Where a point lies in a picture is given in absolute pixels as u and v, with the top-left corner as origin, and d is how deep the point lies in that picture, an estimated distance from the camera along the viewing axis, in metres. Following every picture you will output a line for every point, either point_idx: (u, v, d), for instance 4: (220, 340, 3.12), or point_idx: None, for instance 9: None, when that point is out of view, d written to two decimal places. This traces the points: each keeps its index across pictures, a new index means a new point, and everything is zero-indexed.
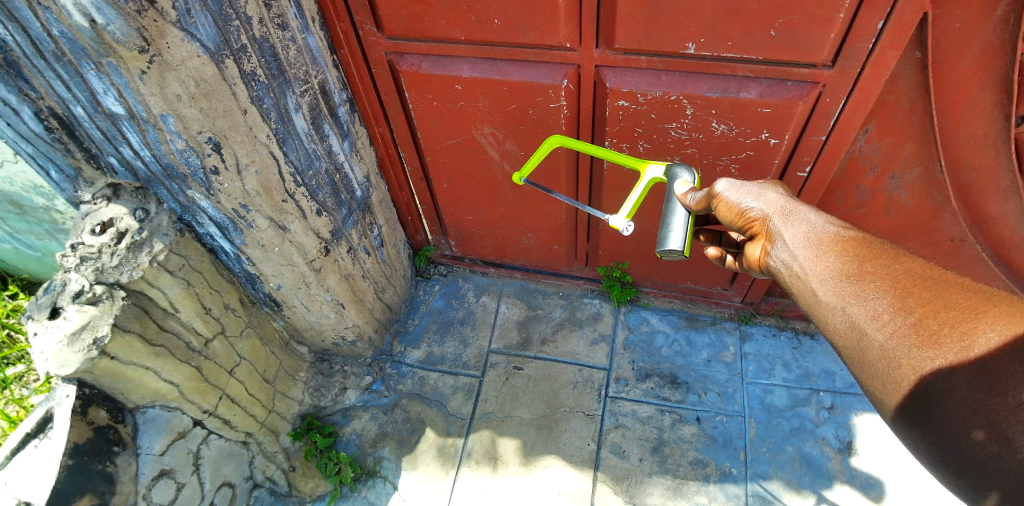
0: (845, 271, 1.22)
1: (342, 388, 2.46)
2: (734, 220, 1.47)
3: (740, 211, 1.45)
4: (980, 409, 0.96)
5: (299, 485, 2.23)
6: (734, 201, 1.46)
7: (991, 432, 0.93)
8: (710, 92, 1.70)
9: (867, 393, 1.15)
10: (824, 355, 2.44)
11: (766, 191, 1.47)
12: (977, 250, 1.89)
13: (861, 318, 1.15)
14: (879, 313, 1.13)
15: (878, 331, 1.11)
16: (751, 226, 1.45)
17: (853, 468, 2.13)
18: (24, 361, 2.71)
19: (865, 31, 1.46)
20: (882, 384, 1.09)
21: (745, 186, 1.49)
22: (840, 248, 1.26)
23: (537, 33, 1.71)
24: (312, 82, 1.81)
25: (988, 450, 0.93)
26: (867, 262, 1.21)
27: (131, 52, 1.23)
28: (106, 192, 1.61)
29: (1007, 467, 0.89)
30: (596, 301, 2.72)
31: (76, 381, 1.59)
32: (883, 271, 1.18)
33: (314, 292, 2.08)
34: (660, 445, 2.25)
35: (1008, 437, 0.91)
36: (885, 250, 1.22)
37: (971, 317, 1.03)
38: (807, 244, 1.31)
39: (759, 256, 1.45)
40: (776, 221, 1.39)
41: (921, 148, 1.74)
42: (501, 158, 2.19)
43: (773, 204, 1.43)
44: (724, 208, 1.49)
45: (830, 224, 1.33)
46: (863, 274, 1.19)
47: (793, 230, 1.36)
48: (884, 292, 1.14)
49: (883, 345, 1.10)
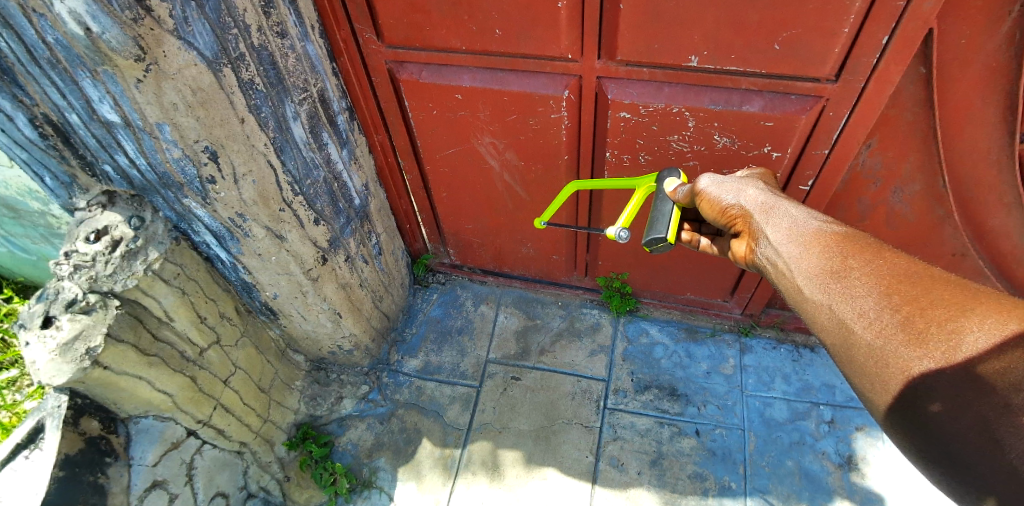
0: (829, 267, 1.20)
1: (338, 397, 2.43)
2: (717, 217, 1.48)
3: (723, 207, 1.46)
4: (969, 409, 1.00)
5: (293, 495, 2.20)
6: (715, 197, 1.48)
7: (981, 433, 0.99)
8: (712, 104, 1.68)
9: (857, 391, 1.14)
10: (824, 368, 2.42)
11: (747, 187, 1.47)
12: (980, 265, 1.87)
13: (847, 316, 1.13)
14: (865, 310, 1.11)
15: (864, 329, 1.10)
16: (734, 222, 1.45)
17: (853, 484, 2.11)
18: (17, 366, 2.68)
19: (869, 46, 1.45)
20: (873, 395, 1.09)
21: (726, 183, 1.50)
22: (824, 243, 1.25)
23: (538, 43, 1.69)
24: (311, 90, 1.80)
25: (982, 451, 0.99)
26: (852, 257, 1.19)
27: (127, 60, 1.22)
28: (100, 199, 1.58)
29: (999, 467, 0.97)
30: (594, 312, 2.70)
31: (68, 392, 1.56)
32: (867, 267, 1.16)
33: (311, 301, 2.06)
34: (659, 458, 2.23)
35: (996, 437, 0.97)
36: (869, 246, 1.21)
37: (958, 315, 1.01)
38: (791, 240, 1.30)
39: (744, 252, 1.45)
40: (758, 218, 1.39)
41: (923, 163, 1.72)
42: (501, 167, 2.17)
43: (754, 200, 1.43)
44: (706, 205, 1.50)
45: (814, 220, 1.32)
46: (848, 270, 1.17)
47: (774, 226, 1.35)
48: (869, 289, 1.12)
49: (871, 343, 1.08)
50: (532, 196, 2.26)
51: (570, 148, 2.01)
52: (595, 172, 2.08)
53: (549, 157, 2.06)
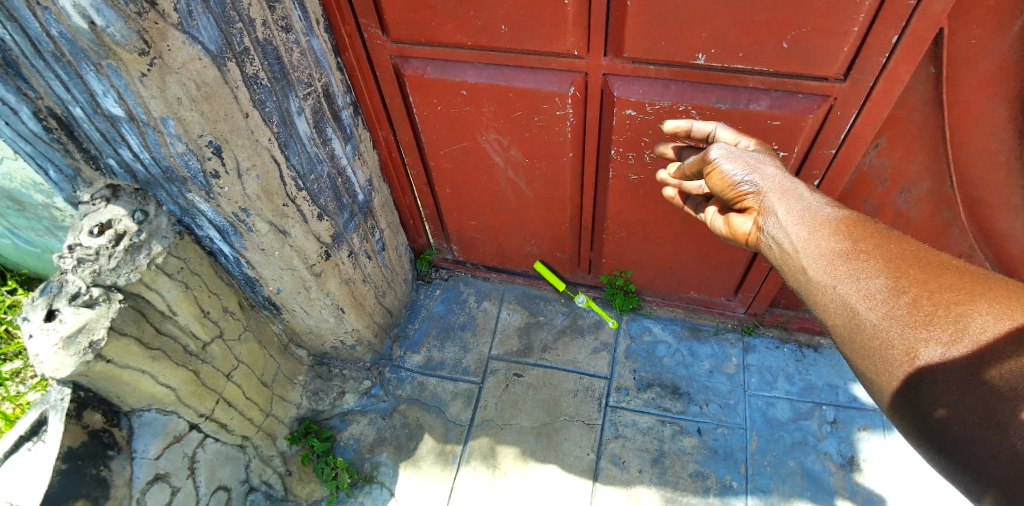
0: (838, 249, 1.24)
1: (340, 392, 2.43)
2: (725, 191, 1.47)
3: (732, 181, 1.44)
4: (972, 392, 1.00)
5: (295, 489, 2.21)
6: (727, 171, 1.45)
7: (984, 418, 0.99)
8: (719, 103, 1.67)
9: (858, 372, 1.19)
10: (827, 368, 2.41)
11: (762, 164, 1.44)
12: (986, 267, 1.85)
13: (853, 297, 1.18)
14: (872, 292, 1.16)
15: (870, 311, 1.15)
16: (741, 199, 1.45)
17: (855, 484, 2.10)
18: (22, 357, 2.70)
19: (879, 45, 1.43)
20: (876, 376, 1.14)
21: (742, 157, 1.47)
22: (833, 227, 1.29)
23: (544, 40, 1.68)
24: (316, 85, 1.79)
25: (984, 438, 0.99)
26: (861, 242, 1.23)
27: (131, 54, 1.21)
28: (105, 192, 1.58)
29: (1001, 453, 0.97)
30: (597, 309, 2.70)
31: (71, 385, 1.57)
32: (877, 251, 1.20)
33: (314, 296, 2.06)
34: (661, 457, 2.23)
35: (1000, 421, 0.97)
36: (879, 231, 1.25)
37: (966, 299, 1.05)
38: (800, 222, 1.33)
39: (748, 230, 1.46)
40: (770, 197, 1.39)
41: (930, 163, 1.71)
42: (505, 164, 2.16)
43: (768, 178, 1.41)
44: (716, 178, 1.48)
45: (824, 206, 1.35)
46: (858, 253, 1.22)
47: (786, 206, 1.36)
48: (878, 272, 1.17)
49: (876, 324, 1.13)
50: (536, 193, 2.26)
51: (575, 145, 2.00)
52: (600, 170, 2.07)
53: (554, 154, 2.06)
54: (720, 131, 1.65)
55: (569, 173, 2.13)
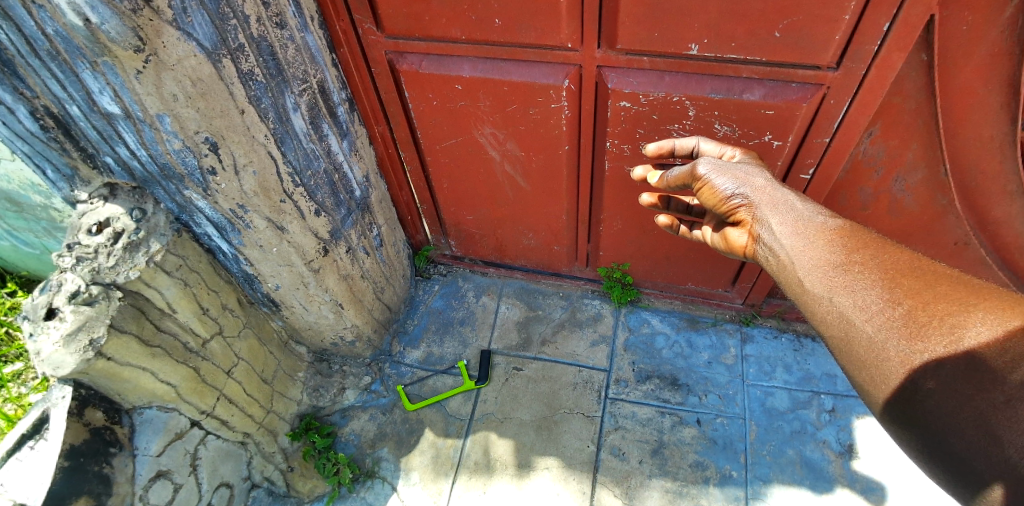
0: (833, 260, 1.26)
1: (341, 388, 2.46)
2: (716, 205, 1.51)
3: (722, 196, 1.48)
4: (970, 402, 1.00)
5: (298, 485, 2.23)
6: (716, 186, 1.49)
7: (980, 428, 0.98)
8: (713, 93, 1.68)
9: (856, 385, 1.20)
10: (825, 357, 2.42)
11: (750, 175, 1.48)
12: (982, 253, 1.87)
13: (849, 310, 1.19)
14: (867, 304, 1.17)
15: (866, 322, 1.16)
16: (734, 213, 1.49)
17: (854, 472, 2.11)
18: (23, 359, 2.72)
19: (870, 32, 1.44)
20: (872, 389, 1.15)
21: (731, 169, 1.50)
22: (828, 237, 1.31)
23: (538, 33, 1.69)
24: (311, 81, 1.80)
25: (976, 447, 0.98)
26: (856, 252, 1.25)
27: (127, 51, 1.22)
28: (102, 192, 1.59)
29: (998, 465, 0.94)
30: (596, 302, 2.71)
31: (73, 382, 1.58)
32: (872, 261, 1.22)
33: (313, 292, 2.07)
34: (660, 447, 2.24)
35: (996, 435, 0.95)
36: (873, 242, 1.27)
37: (961, 309, 1.06)
38: (795, 233, 1.35)
39: (745, 242, 1.51)
40: (763, 209, 1.42)
41: (925, 150, 1.72)
42: (501, 158, 2.17)
43: (759, 189, 1.45)
44: (708, 193, 1.51)
45: (819, 215, 1.37)
46: (852, 264, 1.24)
47: (780, 217, 1.39)
48: (873, 283, 1.19)
49: (871, 336, 1.14)
50: (533, 186, 2.27)
51: (571, 138, 2.01)
52: (596, 161, 2.09)
53: (549, 147, 2.06)
54: (703, 145, 1.71)
55: (565, 167, 2.14)
